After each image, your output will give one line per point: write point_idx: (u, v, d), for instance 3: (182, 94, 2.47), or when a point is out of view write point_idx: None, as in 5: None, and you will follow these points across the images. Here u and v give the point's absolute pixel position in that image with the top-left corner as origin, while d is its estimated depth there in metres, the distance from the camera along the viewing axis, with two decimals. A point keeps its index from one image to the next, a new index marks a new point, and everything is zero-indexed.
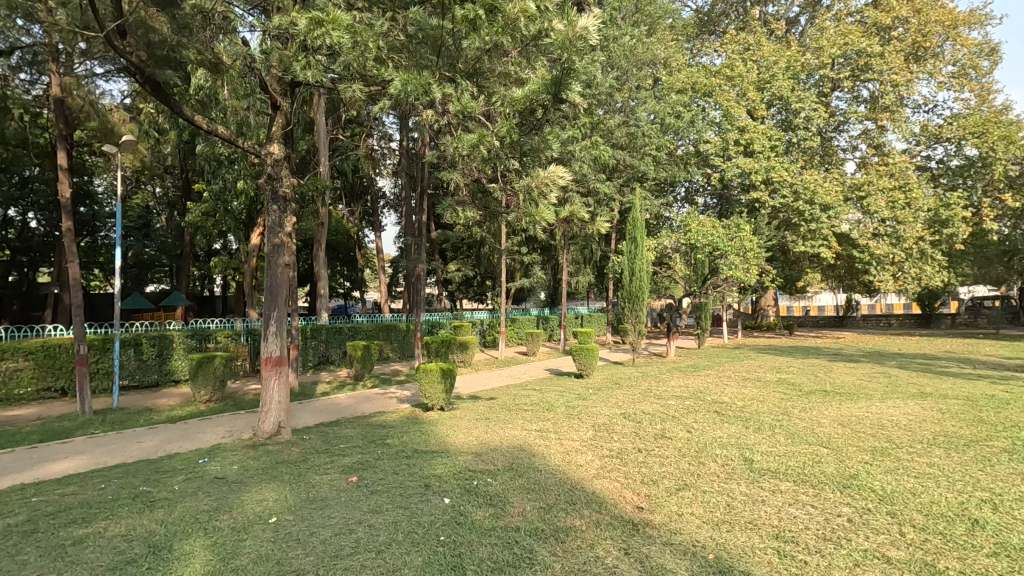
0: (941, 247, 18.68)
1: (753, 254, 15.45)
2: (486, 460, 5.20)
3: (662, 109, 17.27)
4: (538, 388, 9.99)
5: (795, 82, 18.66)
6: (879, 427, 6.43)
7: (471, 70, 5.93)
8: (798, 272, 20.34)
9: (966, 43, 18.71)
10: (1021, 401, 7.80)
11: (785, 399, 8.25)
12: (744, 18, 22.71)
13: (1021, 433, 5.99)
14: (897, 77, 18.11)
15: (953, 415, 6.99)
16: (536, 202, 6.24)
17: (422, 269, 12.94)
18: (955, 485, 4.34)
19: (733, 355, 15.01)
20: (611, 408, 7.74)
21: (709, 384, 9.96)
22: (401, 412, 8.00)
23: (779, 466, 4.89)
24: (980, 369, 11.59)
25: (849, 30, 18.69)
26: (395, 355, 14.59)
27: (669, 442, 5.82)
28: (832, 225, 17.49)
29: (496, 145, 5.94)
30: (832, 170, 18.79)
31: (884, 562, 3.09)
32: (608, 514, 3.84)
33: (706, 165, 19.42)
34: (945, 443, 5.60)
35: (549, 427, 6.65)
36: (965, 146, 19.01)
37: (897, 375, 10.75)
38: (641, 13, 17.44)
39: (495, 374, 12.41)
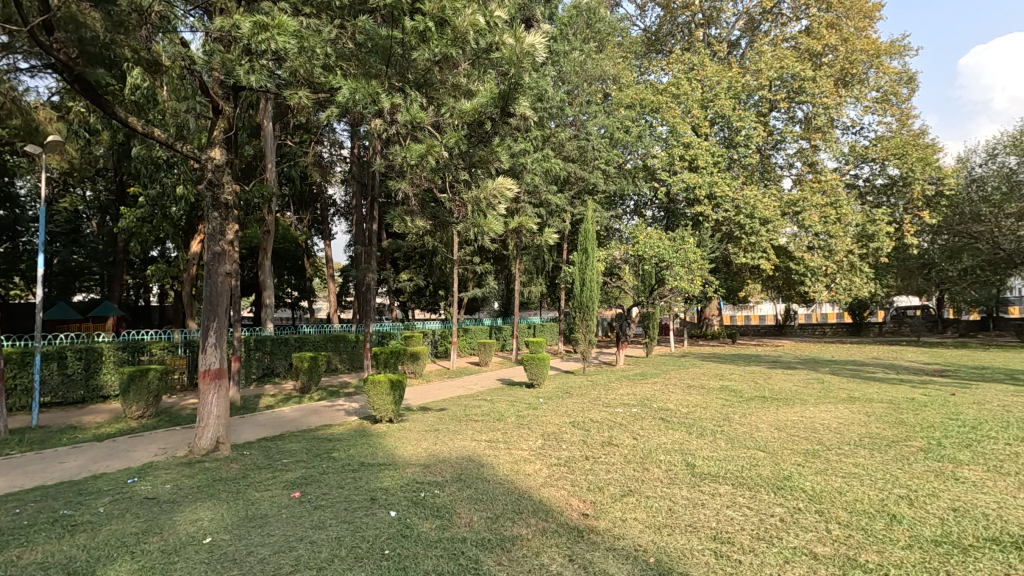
0: (868, 260, 19.94)
1: (697, 265, 16.02)
2: (434, 471, 5.16)
3: (612, 124, 17.79)
4: (489, 398, 9.98)
5: (735, 101, 19.60)
6: (811, 430, 6.78)
7: (421, 80, 5.95)
8: (740, 283, 21.24)
9: (888, 71, 20.21)
10: (937, 404, 8.41)
11: (726, 406, 8.57)
12: (689, 39, 23.68)
13: (936, 433, 6.47)
14: (828, 100, 19.31)
15: (877, 418, 7.45)
16: (484, 213, 6.29)
17: (373, 278, 12.66)
18: (877, 482, 4.65)
19: (679, 363, 15.47)
20: (560, 417, 7.83)
21: (656, 391, 10.22)
22: (349, 425, 7.80)
23: (719, 470, 5.09)
24: (902, 373, 12.44)
25: (784, 55, 19.81)
26: (344, 366, 14.27)
27: (616, 449, 5.95)
28: (770, 238, 18.42)
29: (445, 156, 5.97)
30: (771, 186, 19.77)
31: (812, 559, 3.26)
32: (555, 521, 3.89)
33: (653, 179, 20.05)
34: (870, 444, 5.97)
35: (499, 437, 6.66)
36: (888, 166, 20.38)
37: (828, 381, 11.38)
38: (591, 30, 17.95)
39: (446, 384, 12.33)
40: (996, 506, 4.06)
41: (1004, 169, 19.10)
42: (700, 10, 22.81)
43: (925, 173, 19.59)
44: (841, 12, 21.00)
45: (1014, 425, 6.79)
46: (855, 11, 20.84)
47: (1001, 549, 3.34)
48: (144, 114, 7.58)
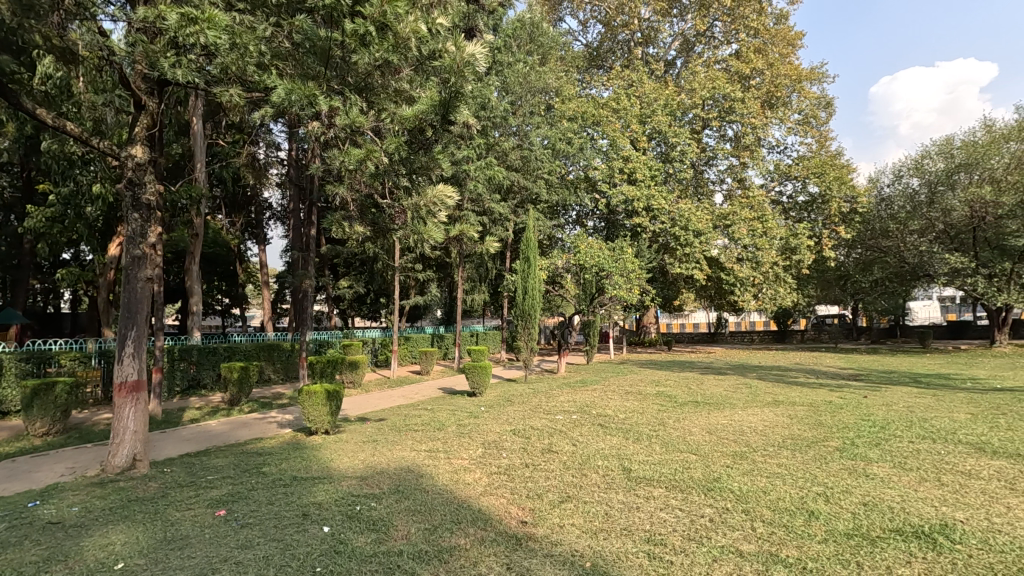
0: (791, 271, 21.19)
1: (636, 274, 16.51)
2: (371, 483, 5.02)
3: (554, 135, 18.14)
4: (430, 407, 9.86)
5: (671, 118, 20.45)
6: (740, 433, 7.13)
7: (361, 84, 5.86)
8: (675, 292, 22.04)
9: (808, 96, 21.69)
10: (851, 406, 9.03)
11: (661, 411, 8.86)
12: (628, 56, 24.51)
13: (850, 433, 6.95)
14: (756, 121, 20.50)
15: (799, 420, 7.92)
16: (425, 221, 6.24)
17: (310, 285, 12.20)
18: (797, 481, 4.94)
19: (618, 370, 15.83)
20: (501, 425, 7.84)
21: (595, 398, 10.42)
22: (281, 438, 7.48)
23: (653, 473, 5.24)
24: (820, 378, 13.28)
25: (716, 76, 20.85)
26: (278, 377, 13.69)
27: (555, 456, 6.02)
28: (703, 249, 19.30)
29: (385, 162, 5.89)
30: (704, 200, 20.67)
31: (737, 556, 3.41)
32: (494, 530, 3.87)
33: (594, 190, 20.52)
34: (793, 445, 6.33)
35: (439, 446, 6.58)
36: (809, 184, 21.77)
37: (755, 386, 11.99)
38: (534, 43, 18.35)
39: (386, 394, 12.06)
40: (899, 499, 4.40)
41: (908, 190, 20.89)
42: (639, 28, 23.62)
43: (841, 192, 21.03)
44: (767, 38, 22.35)
45: (916, 425, 7.39)
46: (779, 39, 22.21)
47: (904, 539, 3.62)
48: (56, 106, 7.04)
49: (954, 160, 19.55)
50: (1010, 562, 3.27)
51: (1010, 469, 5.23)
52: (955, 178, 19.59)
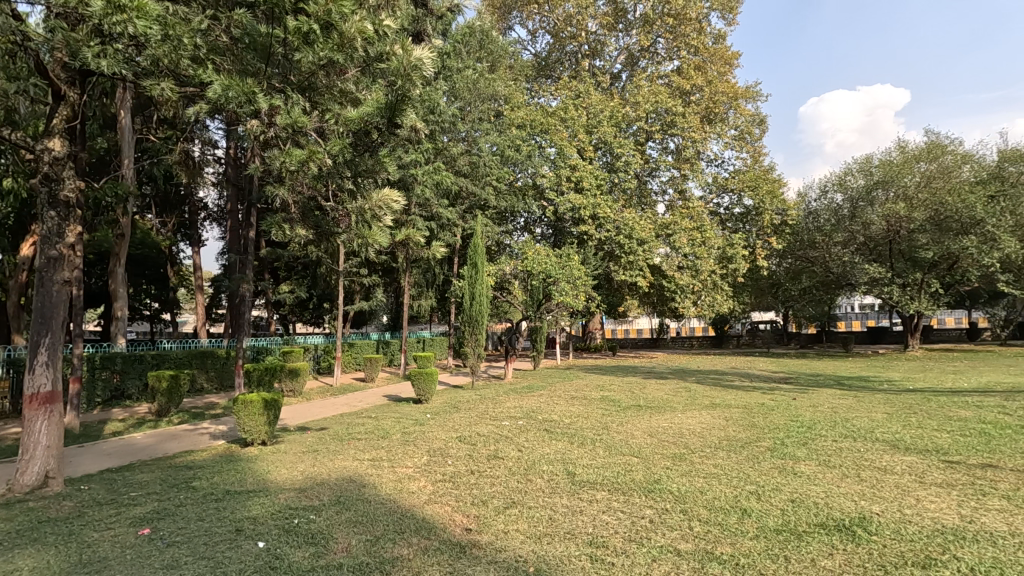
0: (728, 279, 22.16)
1: (582, 281, 16.79)
2: (310, 495, 4.85)
3: (503, 142, 18.27)
4: (374, 415, 9.65)
5: (616, 129, 21.01)
6: (679, 435, 7.38)
7: (304, 83, 5.72)
8: (620, 298, 22.58)
9: (744, 113, 22.83)
10: (781, 407, 9.53)
11: (605, 415, 9.04)
12: (576, 67, 25.03)
13: (780, 433, 7.33)
14: (695, 135, 21.38)
15: (734, 421, 8.28)
16: (369, 225, 6.13)
17: (247, 289, 11.67)
18: (731, 480, 5.16)
19: (564, 376, 16.02)
20: (447, 432, 7.77)
21: (541, 403, 10.52)
22: (214, 450, 7.12)
23: (597, 477, 5.33)
24: (754, 381, 13.91)
25: (659, 91, 21.60)
26: (211, 386, 13.01)
27: (501, 462, 6.03)
28: (646, 257, 19.89)
29: (328, 164, 5.75)
30: (647, 210, 21.32)
31: (675, 555, 3.52)
32: (437, 539, 3.83)
33: (542, 198, 20.61)
34: (728, 446, 6.61)
35: (383, 455, 6.45)
36: (744, 197, 22.84)
37: (694, 389, 12.42)
38: (484, 50, 18.56)
39: (328, 402, 11.71)
40: (823, 495, 4.67)
41: (832, 204, 22.33)
42: (586, 41, 24.17)
43: (773, 205, 22.18)
44: (706, 56, 23.34)
45: (839, 425, 7.86)
46: (717, 58, 23.26)
47: (828, 532, 3.84)
48: None
49: (873, 177, 21.01)
50: (919, 550, 3.54)
51: (919, 464, 5.67)
52: (872, 195, 21.02)
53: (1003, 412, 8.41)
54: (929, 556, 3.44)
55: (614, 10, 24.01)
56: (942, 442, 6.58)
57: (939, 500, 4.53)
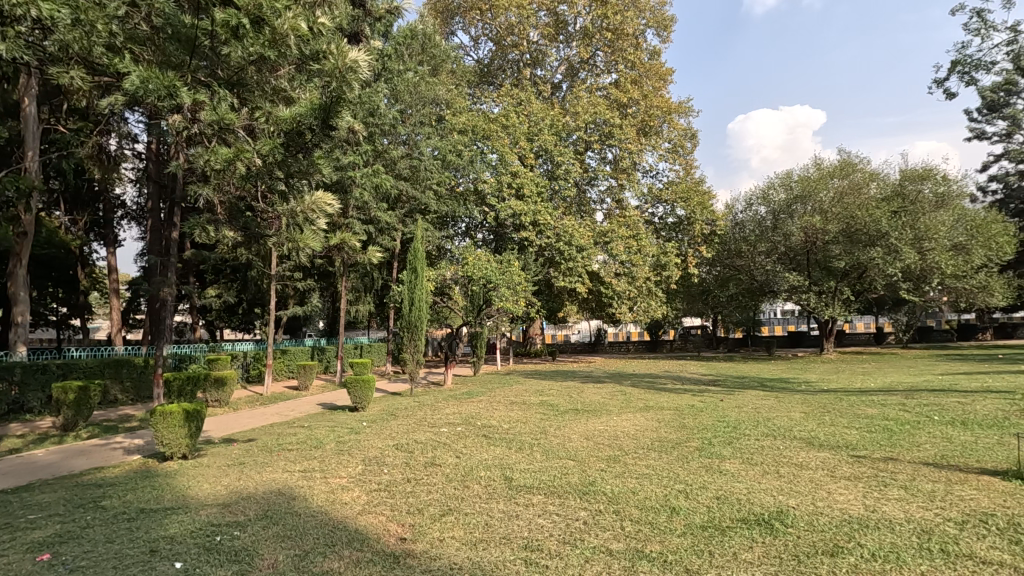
0: (662, 285, 22.97)
1: (522, 287, 16.91)
2: (235, 511, 4.61)
3: (444, 146, 18.19)
4: (307, 424, 9.32)
5: (557, 138, 21.37)
6: (614, 437, 7.58)
7: (233, 79, 5.50)
8: (559, 304, 22.88)
9: (676, 127, 23.84)
10: (709, 409, 9.99)
11: (544, 419, 9.15)
12: (518, 76, 25.32)
13: (708, 433, 7.69)
14: (632, 146, 22.12)
15: (666, 423, 8.60)
16: (301, 228, 5.96)
17: (169, 294, 10.94)
18: (662, 480, 5.36)
19: (504, 381, 16.06)
20: (384, 440, 7.62)
21: (480, 409, 10.50)
22: (129, 466, 6.63)
23: (533, 481, 5.38)
24: (685, 384, 14.48)
25: (597, 102, 22.17)
26: (126, 397, 12.11)
27: (438, 469, 5.97)
28: (585, 264, 20.32)
29: (257, 163, 5.53)
30: (586, 217, 21.81)
31: (607, 555, 3.61)
32: (370, 550, 3.74)
33: (483, 203, 20.56)
34: (659, 447, 6.86)
35: (314, 466, 6.23)
36: (676, 208, 23.71)
37: (629, 393, 12.79)
38: (426, 54, 18.69)
39: (257, 412, 11.19)
40: (746, 491, 4.94)
41: (756, 216, 23.72)
42: (528, 50, 24.51)
43: (704, 215, 23.22)
44: (642, 71, 24.22)
45: (762, 424, 8.32)
46: (652, 73, 24.15)
47: (748, 526, 4.06)
48: None
49: (793, 192, 22.45)
50: (828, 539, 3.81)
51: (831, 459, 6.09)
52: (792, 209, 22.47)
53: (903, 409, 9.19)
54: (836, 545, 3.70)
55: (555, 21, 24.47)
56: (851, 438, 7.10)
57: (847, 491, 4.90)
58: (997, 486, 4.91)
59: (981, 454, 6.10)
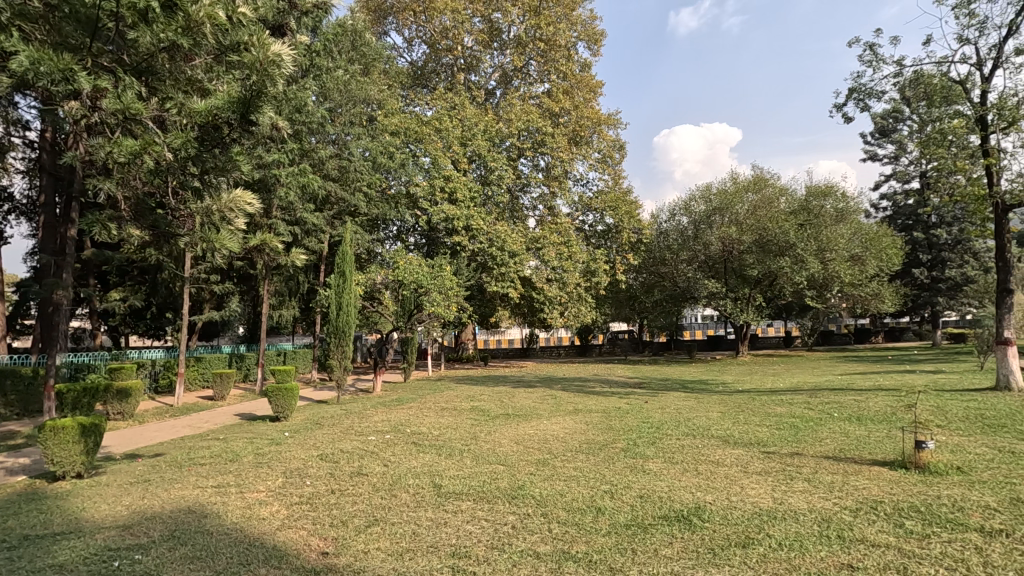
0: (591, 291, 23.51)
1: (454, 292, 16.77)
2: (137, 533, 4.24)
3: (375, 148, 17.80)
4: (223, 436, 8.76)
5: (490, 143, 21.42)
6: (544, 441, 7.67)
7: (141, 66, 5.13)
8: (491, 309, 22.88)
9: (605, 138, 24.60)
10: (635, 411, 10.32)
11: (474, 425, 9.10)
12: (451, 80, 25.21)
13: (633, 434, 7.95)
14: (563, 155, 22.59)
15: (594, 425, 8.80)
16: (217, 228, 5.64)
17: (64, 296, 9.95)
18: (589, 481, 5.48)
19: (434, 387, 15.87)
20: (307, 451, 7.30)
21: (410, 416, 10.30)
22: (11, 488, 5.95)
23: (463, 488, 5.33)
24: (612, 387, 14.93)
25: (530, 110, 22.48)
26: (10, 412, 10.87)
27: (365, 479, 5.79)
28: (517, 269, 20.47)
29: (167, 158, 5.18)
30: (518, 223, 22.00)
31: (534, 558, 3.64)
32: (289, 568, 3.57)
33: (415, 207, 20.24)
34: (587, 449, 7.02)
35: (230, 480, 5.86)
36: (605, 216, 24.19)
37: (559, 396, 12.99)
38: (357, 52, 18.36)
39: (165, 425, 10.39)
40: (667, 489, 5.14)
41: (679, 226, 24.94)
42: (462, 55, 24.50)
43: (631, 224, 24.00)
44: (573, 82, 24.84)
45: (682, 424, 8.69)
46: (583, 85, 24.88)
47: (669, 523, 4.22)
48: None
49: (712, 204, 23.84)
50: (741, 532, 4.03)
51: (744, 456, 6.47)
52: (711, 219, 23.86)
53: (807, 407, 9.93)
54: (748, 536, 3.93)
55: (489, 28, 24.61)
56: (762, 436, 7.57)
57: (758, 485, 5.22)
58: (886, 476, 5.42)
59: (873, 446, 6.70)
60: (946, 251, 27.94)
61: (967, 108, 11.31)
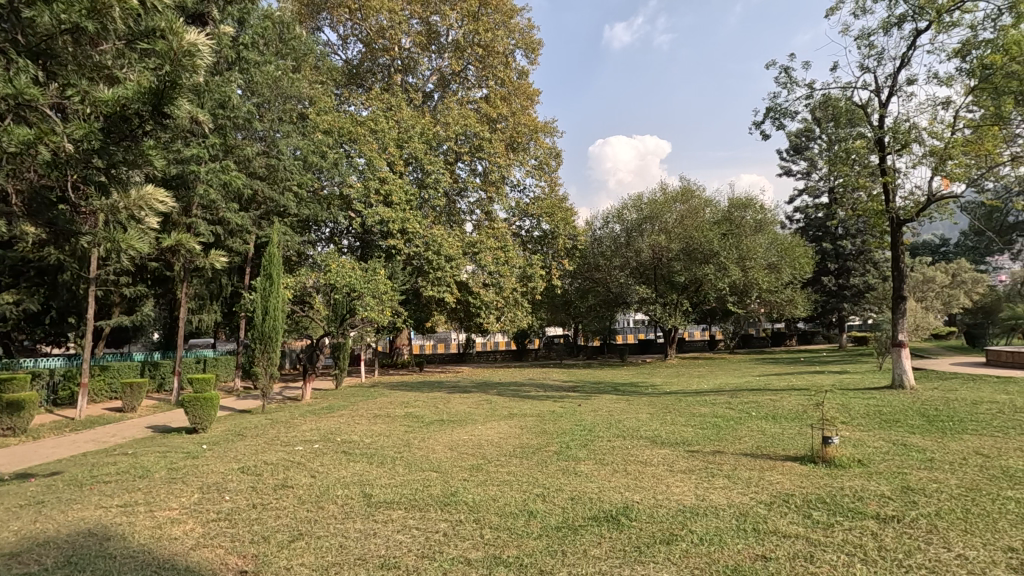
0: (528, 296, 23.71)
1: (388, 296, 16.42)
2: (25, 561, 3.84)
3: (307, 147, 17.19)
4: (132, 451, 8.12)
5: (427, 146, 21.14)
6: (478, 446, 7.65)
7: (40, 49, 4.77)
8: (427, 314, 22.57)
9: (542, 145, 24.95)
10: (568, 414, 10.50)
11: (408, 432, 8.94)
12: (388, 81, 24.80)
13: (566, 437, 8.08)
14: (500, 161, 22.70)
15: (529, 430, 8.87)
16: (125, 226, 5.25)
17: None
18: (521, 485, 5.50)
19: (367, 394, 15.44)
20: (227, 464, 6.90)
21: (341, 424, 9.96)
22: None
23: (394, 496, 5.20)
24: (547, 391, 15.11)
25: (467, 115, 22.44)
26: None
27: (290, 491, 5.54)
28: (453, 274, 20.31)
29: (67, 149, 4.81)
30: (455, 227, 21.86)
31: (465, 564, 3.62)
32: None
33: (348, 209, 19.68)
34: (521, 453, 7.07)
35: (138, 498, 5.43)
36: (542, 222, 24.48)
37: (494, 401, 12.99)
38: (286, 46, 17.69)
39: (64, 441, 9.48)
40: (597, 491, 5.25)
41: (612, 233, 25.72)
42: (399, 56, 24.20)
43: (566, 230, 24.41)
44: (511, 89, 25.05)
45: (613, 426, 8.91)
46: (521, 92, 25.12)
47: (598, 524, 4.32)
48: None
49: (642, 212, 24.80)
50: (666, 529, 4.19)
51: (670, 455, 6.74)
52: (642, 228, 24.79)
53: (728, 407, 10.48)
54: (672, 533, 4.08)
55: (427, 31, 24.41)
56: (688, 436, 7.88)
57: (683, 484, 5.43)
58: (797, 470, 5.81)
59: (786, 443, 7.16)
60: (850, 260, 30.37)
61: (868, 130, 12.36)
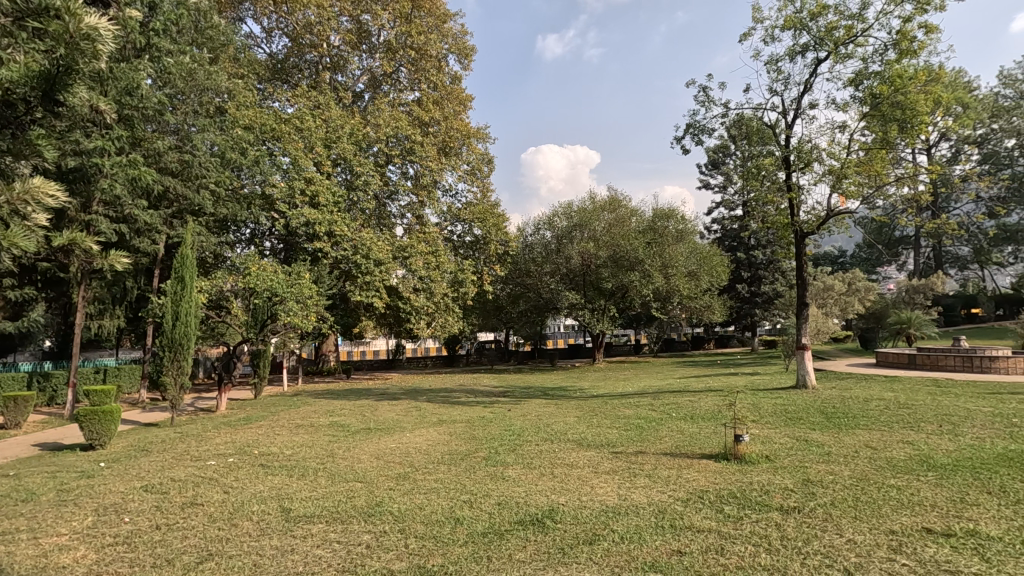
0: (459, 301, 23.59)
1: (312, 301, 15.75)
2: None
3: (224, 143, 16.27)
4: (15, 472, 7.32)
5: (357, 147, 20.55)
6: (405, 454, 7.51)
7: None
8: (355, 319, 21.94)
9: (475, 151, 25.00)
10: (497, 419, 10.52)
11: (331, 442, 8.63)
12: (315, 78, 23.97)
13: (495, 443, 8.08)
14: (432, 165, 22.50)
15: (457, 436, 8.82)
16: (8, 222, 4.74)
17: None
18: (449, 493, 5.45)
19: (289, 403, 14.75)
20: (128, 482, 6.37)
21: (259, 436, 9.44)
22: None
23: (314, 510, 4.99)
24: (477, 396, 15.09)
25: (399, 117, 22.07)
26: None
27: (199, 509, 5.18)
28: (382, 278, 19.85)
29: None
30: (385, 231, 21.40)
31: None
32: None
33: (271, 209, 18.76)
34: (448, 460, 6.99)
35: (20, 524, 4.89)
36: (473, 227, 24.46)
37: (422, 408, 12.80)
38: (202, 35, 16.69)
39: None
40: (523, 495, 5.30)
41: (543, 239, 26.20)
42: (328, 53, 23.48)
43: (498, 236, 24.50)
44: (443, 93, 24.87)
45: (541, 430, 9.02)
46: (453, 97, 24.97)
47: (524, 527, 4.36)
48: None
49: (572, 220, 25.46)
50: (588, 529, 4.29)
51: (595, 457, 6.91)
52: (571, 235, 25.40)
53: (651, 409, 10.92)
54: (594, 533, 4.19)
55: (358, 29, 23.78)
56: (612, 438, 8.11)
57: (606, 485, 5.59)
58: (712, 467, 6.14)
59: (702, 442, 7.54)
60: (762, 269, 32.60)
61: (776, 148, 13.32)
